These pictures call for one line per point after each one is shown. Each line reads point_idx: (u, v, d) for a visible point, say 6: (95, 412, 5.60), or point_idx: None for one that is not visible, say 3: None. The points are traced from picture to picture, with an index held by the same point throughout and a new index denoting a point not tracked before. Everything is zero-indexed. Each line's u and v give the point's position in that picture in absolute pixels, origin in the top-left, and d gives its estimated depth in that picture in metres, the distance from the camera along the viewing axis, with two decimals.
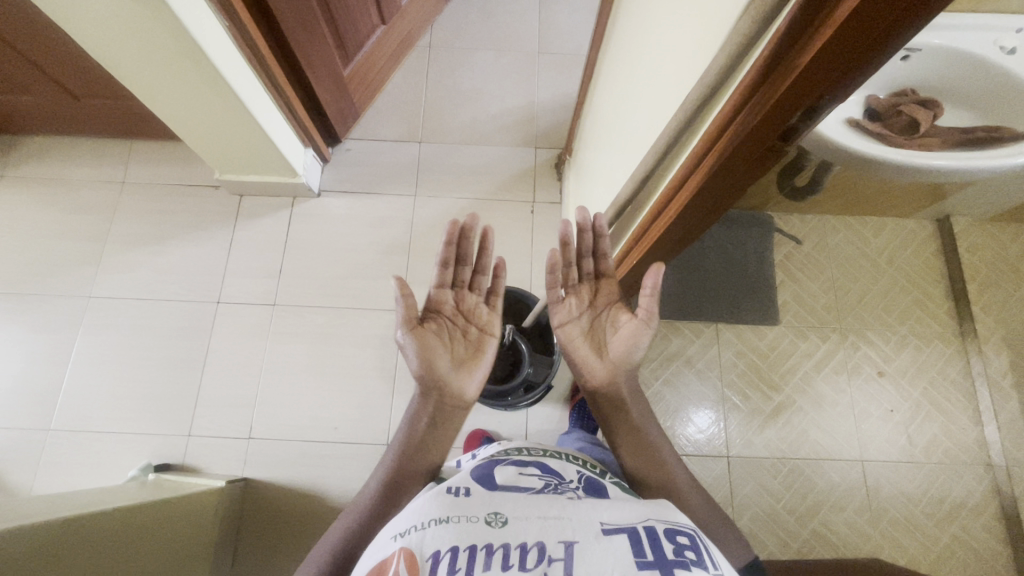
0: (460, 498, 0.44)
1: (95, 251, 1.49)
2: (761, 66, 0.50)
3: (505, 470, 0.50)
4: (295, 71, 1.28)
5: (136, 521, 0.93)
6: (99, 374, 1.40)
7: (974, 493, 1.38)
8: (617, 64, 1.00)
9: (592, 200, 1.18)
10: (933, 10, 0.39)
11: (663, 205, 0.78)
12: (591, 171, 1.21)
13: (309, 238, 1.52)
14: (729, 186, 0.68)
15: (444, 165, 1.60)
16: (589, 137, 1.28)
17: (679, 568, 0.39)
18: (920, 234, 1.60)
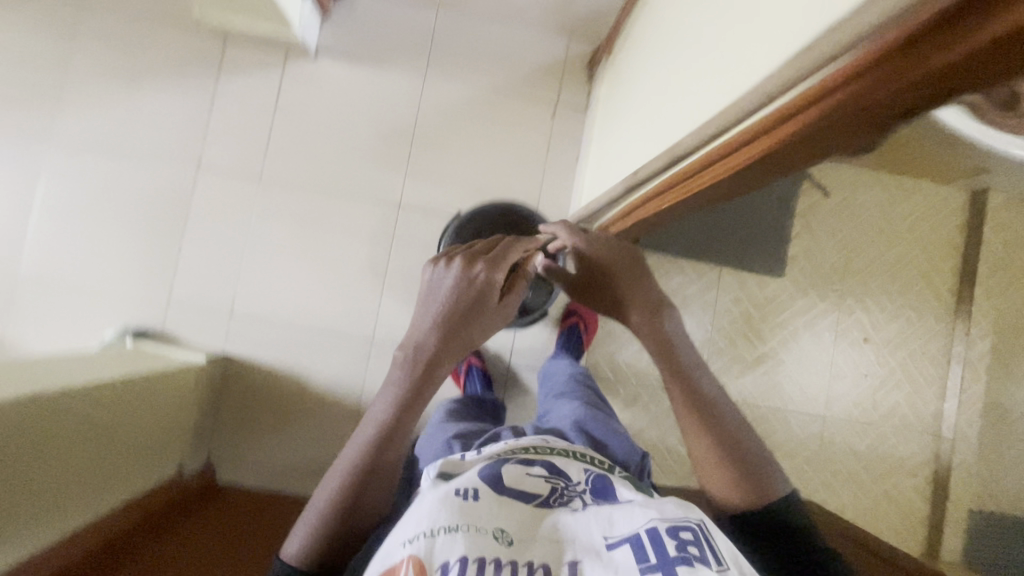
0: (468, 502, 0.41)
1: (54, 83, 1.31)
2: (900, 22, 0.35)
3: (511, 470, 0.47)
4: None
5: (106, 401, 0.92)
6: (67, 226, 1.30)
7: (915, 457, 1.48)
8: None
9: (625, 125, 1.05)
10: None
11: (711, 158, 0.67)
12: (632, 89, 1.06)
13: (301, 107, 1.35)
14: (823, 142, 0.53)
15: (462, 42, 1.39)
16: (636, 43, 1.10)
17: (683, 566, 0.37)
18: (952, 205, 1.52)
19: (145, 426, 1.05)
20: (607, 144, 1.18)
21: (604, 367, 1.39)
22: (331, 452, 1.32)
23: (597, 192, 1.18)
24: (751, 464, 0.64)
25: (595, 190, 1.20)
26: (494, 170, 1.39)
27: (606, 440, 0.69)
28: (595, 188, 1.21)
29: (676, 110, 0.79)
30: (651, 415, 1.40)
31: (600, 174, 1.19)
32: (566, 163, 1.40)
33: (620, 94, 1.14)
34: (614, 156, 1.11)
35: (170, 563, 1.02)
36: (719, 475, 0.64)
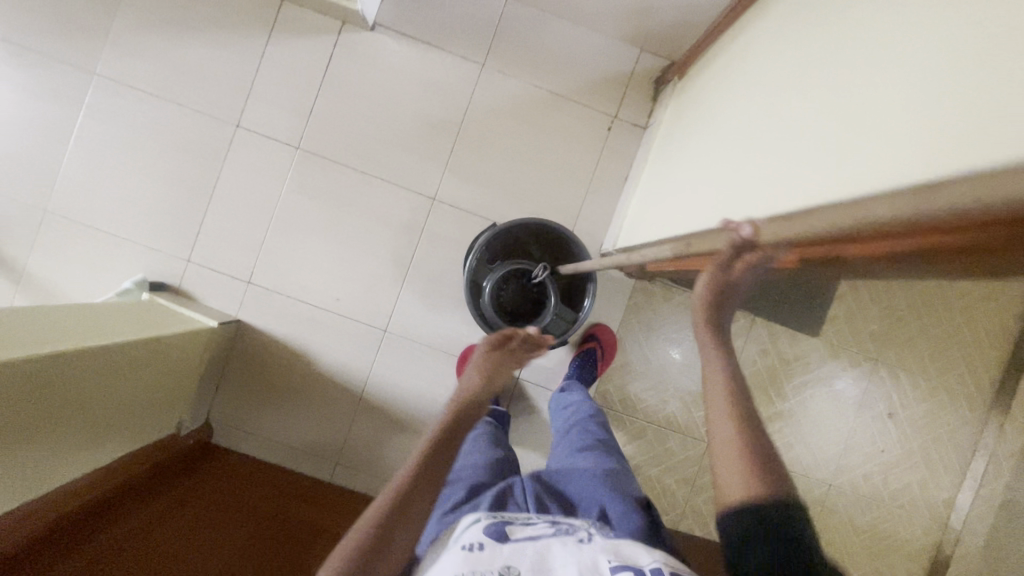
0: (476, 554, 0.57)
1: (103, 18, 1.25)
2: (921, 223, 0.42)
3: (515, 526, 0.61)
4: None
5: (97, 365, 0.90)
6: (97, 166, 1.28)
7: (917, 542, 1.43)
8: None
9: (703, 163, 0.95)
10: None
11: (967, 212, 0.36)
12: (820, 39, 0.66)
13: (351, 82, 1.29)
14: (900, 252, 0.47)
15: (528, 37, 1.30)
16: (753, 47, 0.92)
17: None
18: (1013, 292, 1.40)
19: (144, 389, 1.05)
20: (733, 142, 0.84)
21: (613, 397, 1.37)
22: (327, 430, 1.33)
23: (767, 201, 0.66)
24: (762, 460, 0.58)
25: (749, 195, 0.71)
26: (538, 178, 1.32)
27: (617, 518, 0.67)
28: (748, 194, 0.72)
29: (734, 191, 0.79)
30: (651, 453, 1.37)
31: (763, 170, 0.71)
32: (612, 182, 1.33)
33: (750, 90, 0.86)
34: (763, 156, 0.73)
35: (178, 514, 1.07)
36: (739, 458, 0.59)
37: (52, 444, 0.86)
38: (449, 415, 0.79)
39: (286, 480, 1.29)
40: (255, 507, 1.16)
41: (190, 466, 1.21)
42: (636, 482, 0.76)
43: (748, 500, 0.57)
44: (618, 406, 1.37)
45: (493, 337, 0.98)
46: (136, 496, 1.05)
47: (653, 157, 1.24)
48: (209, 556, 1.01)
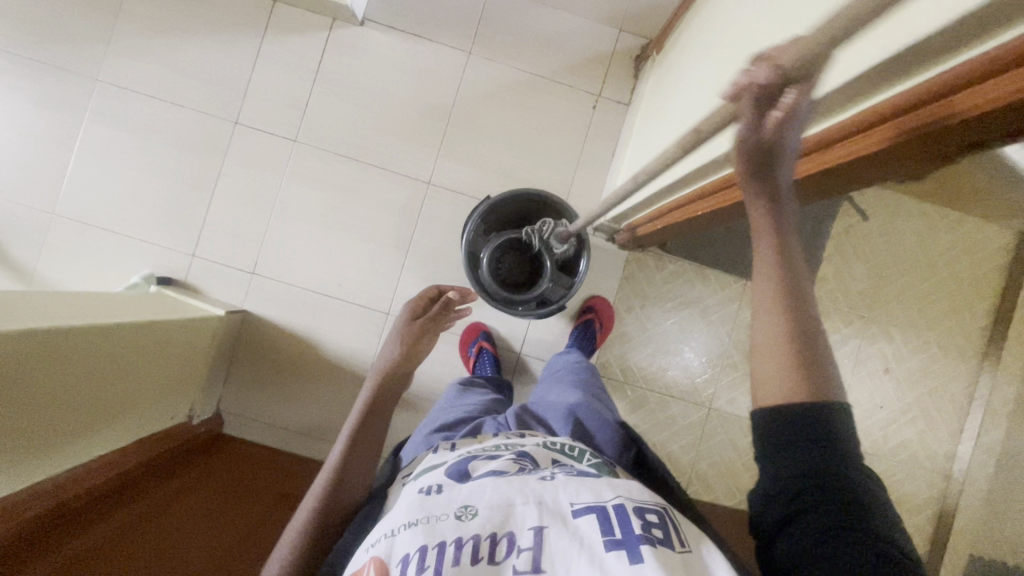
0: (433, 496, 0.54)
1: (105, 26, 1.31)
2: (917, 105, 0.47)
3: (476, 465, 0.59)
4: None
5: (114, 342, 0.93)
6: (102, 167, 1.32)
7: (921, 495, 1.45)
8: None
9: (685, 119, 1.00)
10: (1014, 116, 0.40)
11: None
12: None
13: (344, 75, 1.34)
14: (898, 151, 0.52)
15: (511, 24, 1.36)
16: (726, 6, 0.97)
17: (644, 541, 0.47)
18: (996, 244, 1.45)
19: (156, 372, 1.07)
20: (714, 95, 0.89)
21: (614, 367, 1.40)
22: (336, 414, 1.35)
23: None
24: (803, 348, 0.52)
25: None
26: (529, 158, 1.37)
27: (594, 431, 0.81)
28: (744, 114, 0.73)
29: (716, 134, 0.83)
30: (655, 421, 1.40)
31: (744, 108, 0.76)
32: (601, 158, 1.38)
33: (725, 47, 0.92)
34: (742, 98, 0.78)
35: (195, 487, 1.09)
36: (783, 350, 0.51)
37: (71, 420, 0.88)
38: (370, 397, 0.87)
39: (298, 464, 1.31)
40: (268, 486, 1.19)
41: (206, 449, 1.24)
42: (612, 412, 0.88)
43: (790, 403, 0.50)
44: (619, 376, 1.40)
45: (413, 301, 1.03)
46: (150, 478, 1.05)
47: (638, 129, 1.29)
48: (208, 544, 0.98)
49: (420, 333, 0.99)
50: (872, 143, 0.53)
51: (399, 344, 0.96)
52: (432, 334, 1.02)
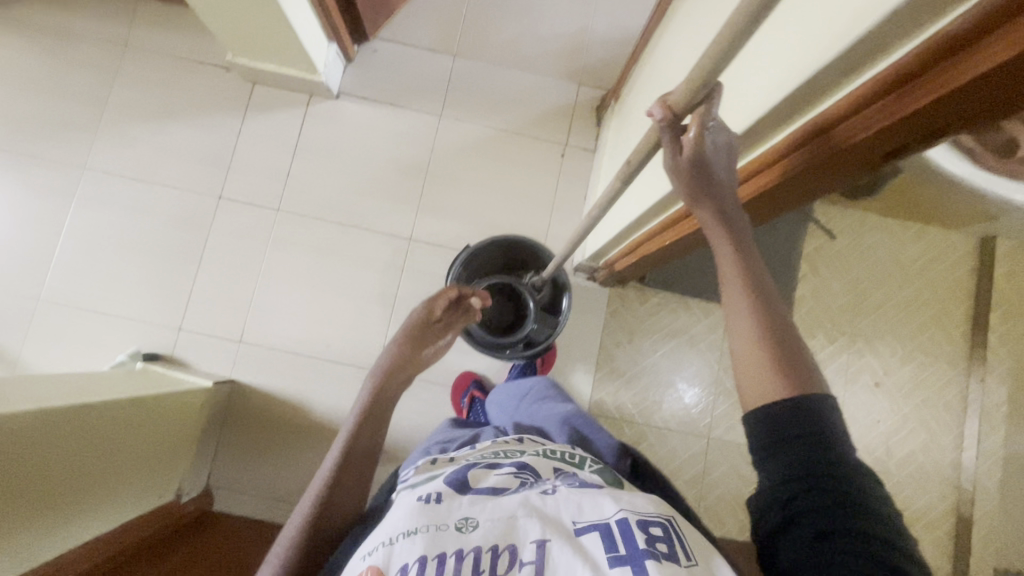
0: (432, 505, 0.53)
1: (92, 118, 1.38)
2: (869, 96, 0.46)
3: (476, 478, 0.59)
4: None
5: (98, 422, 0.91)
6: (88, 250, 1.35)
7: (934, 509, 1.42)
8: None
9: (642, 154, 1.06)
10: (978, 95, 0.38)
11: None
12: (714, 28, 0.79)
13: (323, 145, 1.41)
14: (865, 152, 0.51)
15: (477, 86, 1.45)
16: (669, 52, 1.06)
17: (648, 556, 0.45)
18: (961, 249, 1.50)
19: (144, 451, 1.05)
20: None
21: (609, 404, 1.39)
22: None
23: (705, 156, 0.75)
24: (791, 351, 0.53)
25: None
26: (505, 206, 1.43)
27: (594, 437, 0.80)
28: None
29: None
30: (656, 456, 1.38)
31: None
32: (574, 201, 1.44)
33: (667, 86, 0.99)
34: None
35: None
36: (760, 358, 0.52)
37: (56, 507, 0.86)
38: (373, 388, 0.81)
39: None
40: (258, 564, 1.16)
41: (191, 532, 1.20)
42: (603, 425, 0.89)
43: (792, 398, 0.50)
44: (615, 413, 1.39)
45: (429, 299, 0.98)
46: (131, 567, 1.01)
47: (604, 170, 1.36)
48: None
49: (434, 337, 0.94)
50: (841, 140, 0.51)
51: (409, 340, 0.90)
52: (440, 340, 0.96)
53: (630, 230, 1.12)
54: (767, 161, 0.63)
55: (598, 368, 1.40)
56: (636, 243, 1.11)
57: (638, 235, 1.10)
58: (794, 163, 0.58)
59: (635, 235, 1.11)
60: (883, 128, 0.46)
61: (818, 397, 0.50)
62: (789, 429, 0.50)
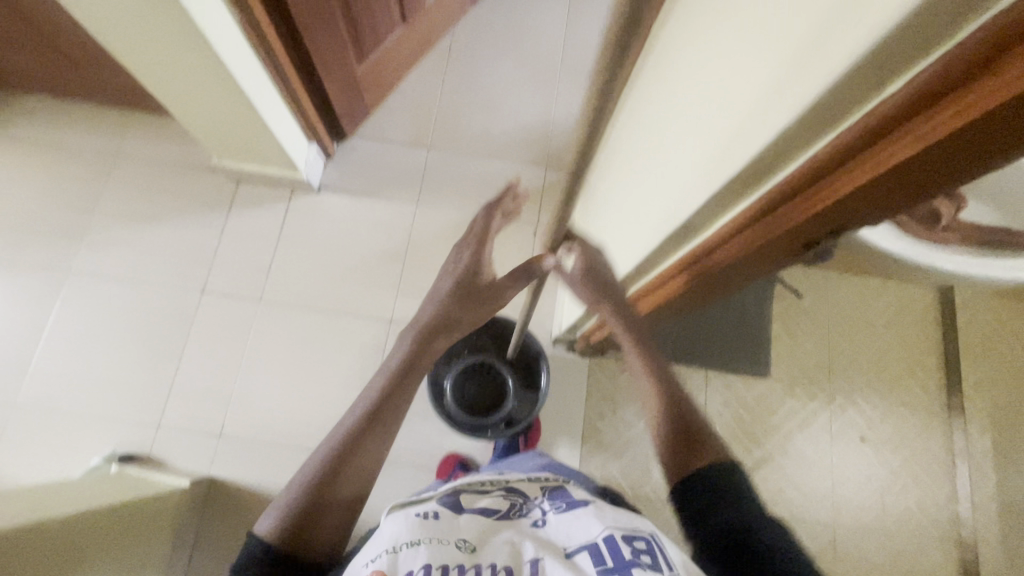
0: (431, 521, 0.53)
1: (80, 222, 1.43)
2: (817, 170, 0.48)
3: (468, 496, 0.59)
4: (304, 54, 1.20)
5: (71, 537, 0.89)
6: (68, 351, 1.35)
7: (939, 569, 1.38)
8: (663, 79, 0.88)
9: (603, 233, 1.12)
10: (926, 166, 0.39)
11: (905, 90, 0.38)
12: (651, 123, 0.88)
13: (305, 236, 1.47)
14: (822, 225, 0.52)
15: (451, 175, 1.54)
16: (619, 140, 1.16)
17: (635, 566, 0.48)
18: (923, 301, 1.56)
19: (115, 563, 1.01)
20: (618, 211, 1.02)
21: (598, 477, 1.37)
22: None
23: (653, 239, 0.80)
24: (686, 418, 0.71)
25: (657, 220, 0.80)
26: None
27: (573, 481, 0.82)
28: (653, 221, 0.81)
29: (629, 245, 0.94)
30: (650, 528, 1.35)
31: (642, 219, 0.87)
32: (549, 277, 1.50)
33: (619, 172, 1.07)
34: (636, 210, 0.90)
35: None
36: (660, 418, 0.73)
37: None
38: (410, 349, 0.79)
39: None
40: None
41: None
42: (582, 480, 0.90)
43: (704, 465, 0.63)
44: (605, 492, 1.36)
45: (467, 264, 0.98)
46: None
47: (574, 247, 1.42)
48: None
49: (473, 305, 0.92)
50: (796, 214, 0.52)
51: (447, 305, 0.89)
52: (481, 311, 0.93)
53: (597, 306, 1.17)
54: (725, 235, 0.65)
55: (584, 440, 1.40)
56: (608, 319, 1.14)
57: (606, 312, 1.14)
58: (742, 245, 0.62)
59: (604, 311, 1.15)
60: (836, 201, 0.47)
61: (718, 463, 0.63)
62: (716, 495, 0.60)
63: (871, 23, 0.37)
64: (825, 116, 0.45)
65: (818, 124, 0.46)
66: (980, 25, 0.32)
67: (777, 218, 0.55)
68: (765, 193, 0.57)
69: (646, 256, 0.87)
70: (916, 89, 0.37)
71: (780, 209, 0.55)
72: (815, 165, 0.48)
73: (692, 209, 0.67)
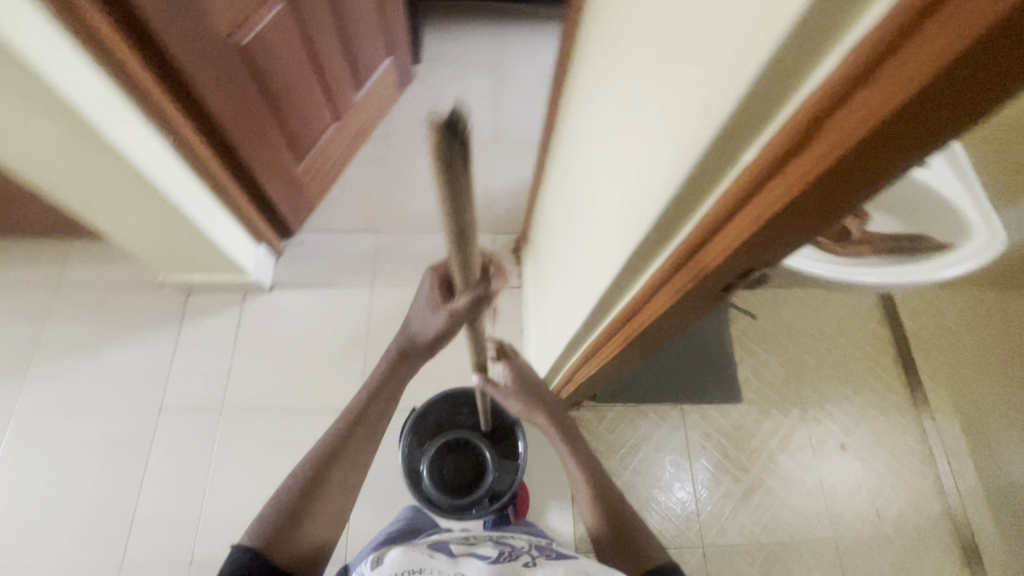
0: (429, 556, 0.59)
1: (23, 360, 1.38)
2: (724, 212, 0.49)
3: (465, 545, 0.65)
4: (239, 162, 1.24)
5: None
6: (16, 501, 1.26)
7: (945, 566, 1.38)
8: (574, 150, 0.94)
9: (553, 292, 1.14)
10: (823, 189, 0.40)
11: (766, 149, 0.42)
12: (574, 186, 0.93)
13: (263, 337, 1.45)
14: (742, 260, 0.53)
15: (401, 253, 1.57)
16: (552, 202, 1.21)
17: None
18: (867, 303, 1.64)
19: None
20: (561, 270, 1.05)
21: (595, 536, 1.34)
22: None
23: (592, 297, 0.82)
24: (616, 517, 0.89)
25: (591, 278, 0.82)
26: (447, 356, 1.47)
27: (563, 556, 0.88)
28: (586, 284, 0.84)
29: (574, 302, 0.96)
30: None
31: (580, 277, 0.89)
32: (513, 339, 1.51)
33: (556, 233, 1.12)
34: (575, 268, 0.93)
35: None
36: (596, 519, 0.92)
37: None
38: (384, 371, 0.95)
39: None
40: None
41: None
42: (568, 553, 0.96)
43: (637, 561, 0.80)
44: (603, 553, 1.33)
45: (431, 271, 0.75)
46: None
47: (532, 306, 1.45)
48: None
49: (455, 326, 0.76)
50: (714, 256, 0.53)
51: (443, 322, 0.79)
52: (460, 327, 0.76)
53: (559, 364, 1.17)
54: (655, 287, 0.65)
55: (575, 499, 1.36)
56: (573, 378, 1.13)
57: (569, 370, 1.13)
58: (674, 292, 0.62)
59: (568, 370, 1.15)
60: (750, 237, 0.48)
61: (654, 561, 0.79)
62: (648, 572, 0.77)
63: (716, 103, 0.42)
64: (702, 182, 0.49)
65: (699, 190, 0.50)
66: (810, 93, 0.37)
67: (697, 264, 0.56)
68: (680, 241, 0.57)
69: (587, 317, 0.87)
70: (794, 126, 0.38)
71: (698, 254, 0.55)
72: (720, 207, 0.49)
73: (618, 267, 0.68)
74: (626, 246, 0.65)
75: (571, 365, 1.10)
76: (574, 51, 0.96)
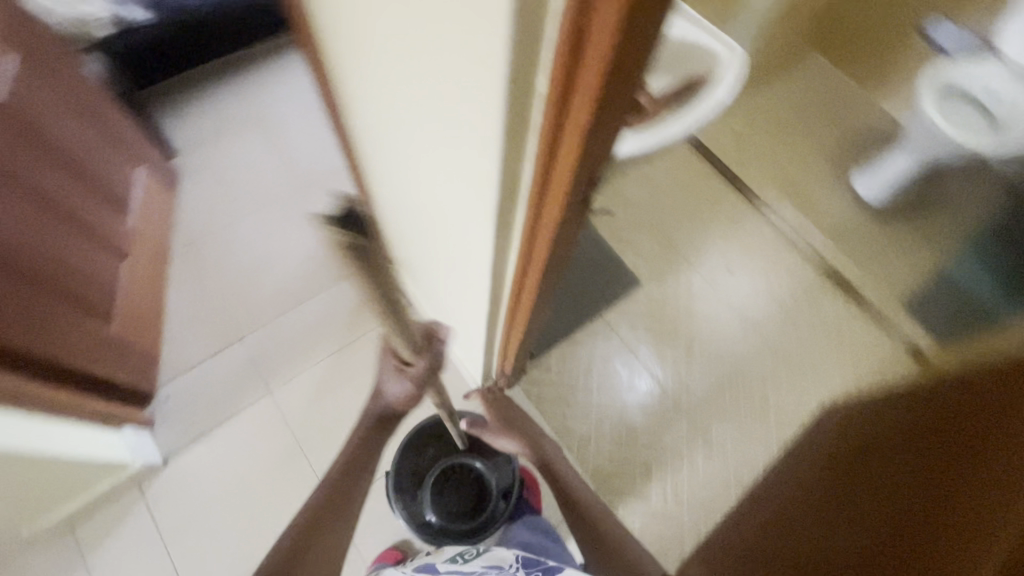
0: None
1: None
2: (551, 136, 0.51)
3: None
4: (40, 362, 1.01)
5: None
6: None
7: (840, 306, 1.64)
8: (386, 158, 0.92)
9: (445, 290, 1.13)
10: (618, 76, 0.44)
11: (557, 64, 0.44)
12: (407, 189, 0.92)
13: (190, 513, 1.27)
14: (587, 170, 0.56)
15: (277, 343, 1.43)
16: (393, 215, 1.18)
17: None
18: (681, 150, 1.85)
19: None
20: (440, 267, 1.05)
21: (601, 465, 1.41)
22: None
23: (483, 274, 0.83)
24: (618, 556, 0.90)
25: (472, 259, 0.83)
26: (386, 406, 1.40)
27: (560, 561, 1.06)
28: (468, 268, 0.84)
29: (469, 289, 0.96)
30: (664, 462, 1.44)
31: (461, 265, 0.89)
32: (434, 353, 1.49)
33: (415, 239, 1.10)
34: (452, 259, 0.93)
35: None
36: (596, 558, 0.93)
37: None
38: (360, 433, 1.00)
39: None
40: None
41: None
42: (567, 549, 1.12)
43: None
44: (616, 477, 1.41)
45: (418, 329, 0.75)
46: None
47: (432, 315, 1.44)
48: None
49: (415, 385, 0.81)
50: (564, 178, 0.55)
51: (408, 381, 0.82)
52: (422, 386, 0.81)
53: (489, 349, 1.17)
54: (530, 232, 0.67)
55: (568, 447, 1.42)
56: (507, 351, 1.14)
57: (500, 348, 1.15)
58: (549, 226, 0.64)
59: (499, 349, 1.16)
60: (584, 145, 0.51)
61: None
62: None
63: (488, 50, 0.43)
64: (518, 123, 0.50)
65: (519, 130, 0.51)
66: (563, 7, 0.39)
67: (555, 192, 0.58)
68: (529, 182, 0.59)
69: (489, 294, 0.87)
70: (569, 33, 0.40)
71: (550, 183, 0.57)
72: (546, 134, 0.51)
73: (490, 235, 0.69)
74: (483, 214, 0.66)
75: (499, 343, 1.11)
76: (328, 71, 0.93)
